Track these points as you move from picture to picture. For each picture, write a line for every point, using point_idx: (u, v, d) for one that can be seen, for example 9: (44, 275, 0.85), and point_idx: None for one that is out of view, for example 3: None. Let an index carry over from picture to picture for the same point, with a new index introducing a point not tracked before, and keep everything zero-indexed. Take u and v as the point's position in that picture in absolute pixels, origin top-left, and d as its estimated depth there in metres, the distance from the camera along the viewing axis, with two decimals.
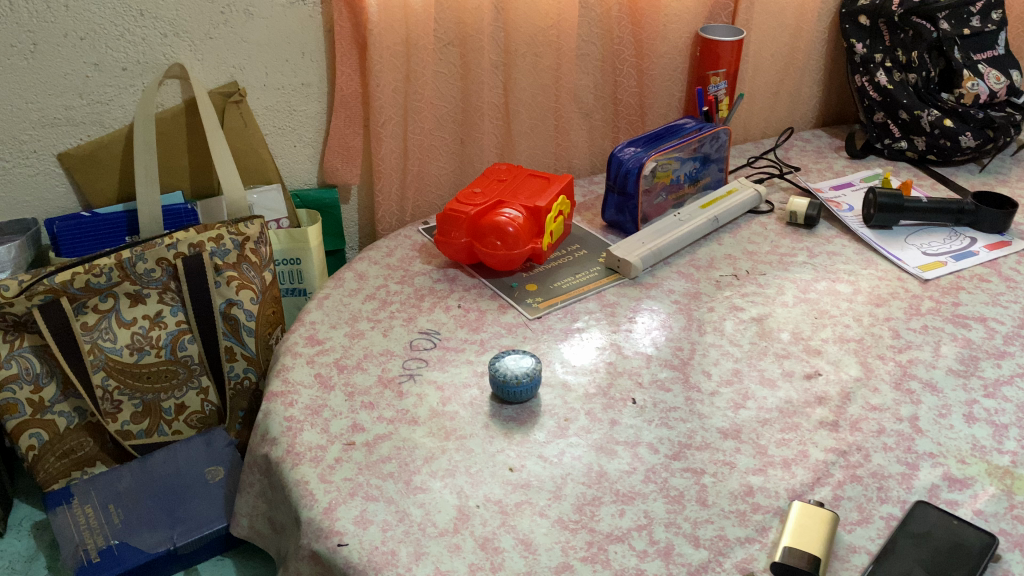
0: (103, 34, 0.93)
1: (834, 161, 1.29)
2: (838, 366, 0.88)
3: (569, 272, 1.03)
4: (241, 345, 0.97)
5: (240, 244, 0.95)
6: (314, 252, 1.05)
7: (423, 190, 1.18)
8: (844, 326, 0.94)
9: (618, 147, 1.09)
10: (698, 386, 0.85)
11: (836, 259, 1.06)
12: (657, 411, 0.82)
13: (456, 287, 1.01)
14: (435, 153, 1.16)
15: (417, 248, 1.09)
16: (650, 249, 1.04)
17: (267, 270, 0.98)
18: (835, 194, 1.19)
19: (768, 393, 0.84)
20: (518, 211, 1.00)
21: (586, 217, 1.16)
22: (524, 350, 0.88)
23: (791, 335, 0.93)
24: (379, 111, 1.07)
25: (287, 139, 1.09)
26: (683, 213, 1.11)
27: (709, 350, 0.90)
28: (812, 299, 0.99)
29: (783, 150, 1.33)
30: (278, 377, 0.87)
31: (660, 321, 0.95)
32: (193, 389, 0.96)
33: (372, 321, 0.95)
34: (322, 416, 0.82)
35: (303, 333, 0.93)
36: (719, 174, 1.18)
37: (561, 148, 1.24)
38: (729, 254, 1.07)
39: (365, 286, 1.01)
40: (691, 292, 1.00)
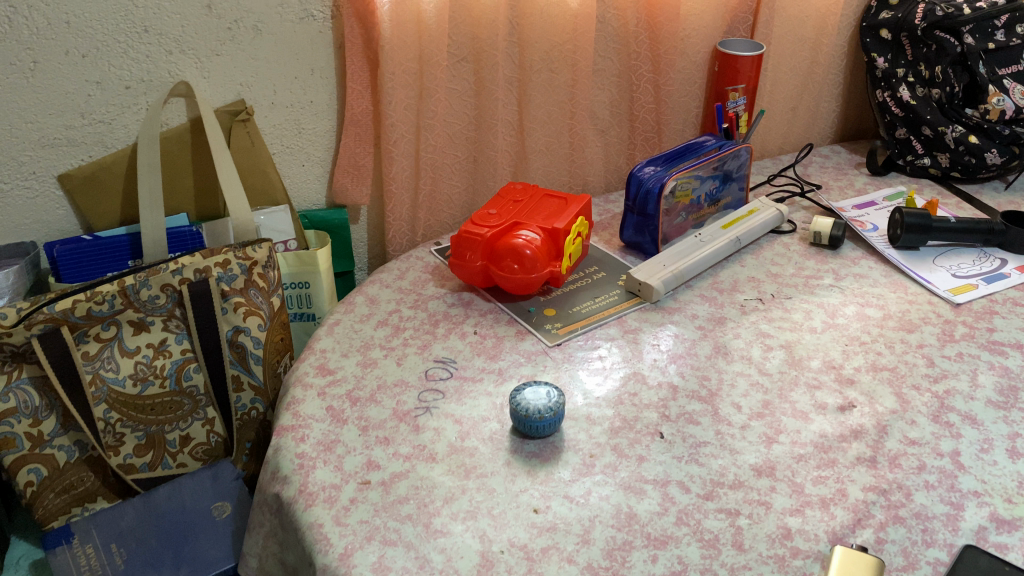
0: (107, 51, 0.90)
1: (855, 178, 1.26)
2: (873, 397, 0.84)
3: (589, 296, 1.00)
4: (248, 374, 0.94)
5: (247, 269, 0.92)
6: (324, 275, 1.01)
7: (435, 210, 1.14)
8: (876, 354, 0.90)
9: (637, 166, 1.06)
10: (728, 419, 0.82)
11: (863, 282, 1.02)
12: (687, 446, 0.78)
13: (471, 312, 0.97)
14: (448, 172, 1.12)
15: (430, 271, 1.05)
16: (672, 271, 1.00)
17: (275, 296, 0.95)
18: (858, 213, 1.15)
19: (802, 427, 0.81)
20: (536, 233, 0.97)
21: (603, 237, 1.12)
22: (545, 380, 0.85)
23: (822, 363, 0.89)
24: (390, 129, 1.03)
25: (295, 158, 1.05)
26: (704, 234, 1.07)
27: (737, 380, 0.87)
28: (841, 324, 0.95)
29: (802, 166, 1.29)
30: (288, 410, 0.83)
31: (685, 348, 0.91)
32: (198, 420, 0.92)
33: (385, 348, 0.91)
34: (335, 452, 0.78)
35: (313, 363, 0.89)
36: (739, 193, 1.15)
37: (576, 166, 1.20)
38: (753, 276, 1.04)
39: (377, 311, 0.98)
40: (716, 317, 0.96)
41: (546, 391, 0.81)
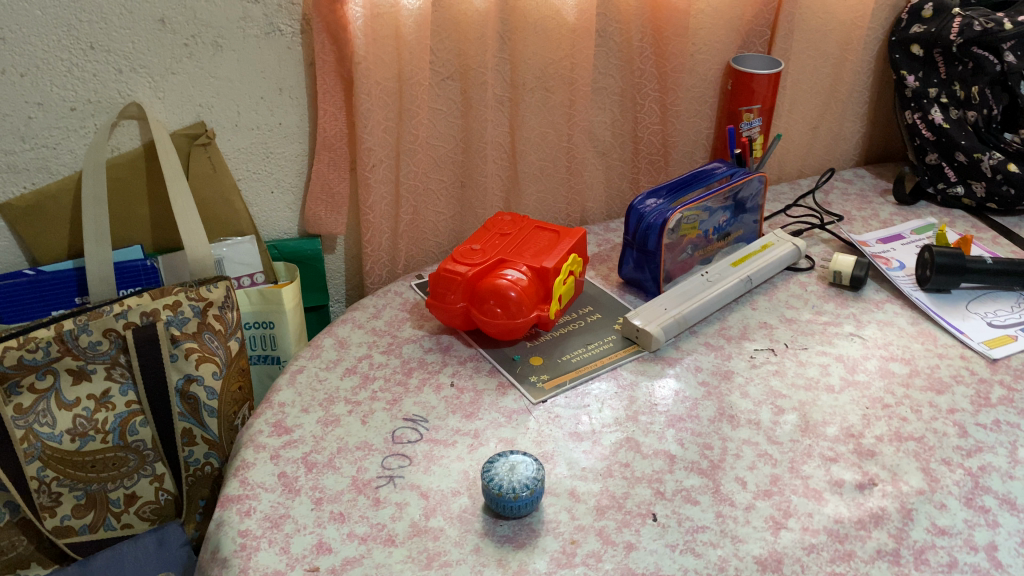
0: (48, 70, 0.81)
1: (880, 208, 1.15)
2: (897, 474, 0.74)
3: (581, 342, 0.90)
4: (201, 427, 0.86)
5: (201, 311, 0.84)
6: (290, 314, 0.92)
7: (418, 239, 1.05)
8: (901, 420, 0.80)
9: (638, 197, 0.96)
10: (731, 498, 0.72)
11: (887, 331, 0.92)
12: (681, 532, 0.69)
13: (450, 360, 0.88)
14: (433, 200, 1.03)
15: (408, 309, 0.96)
16: (674, 316, 0.90)
17: (233, 340, 0.87)
18: (883, 248, 1.05)
19: (815, 509, 0.71)
20: (523, 272, 0.87)
21: (600, 272, 1.02)
22: (525, 450, 0.75)
23: (840, 430, 0.79)
24: (367, 155, 0.94)
25: (263, 184, 0.96)
26: (711, 272, 0.97)
27: (742, 449, 0.77)
28: (862, 382, 0.85)
29: (822, 193, 1.19)
30: (235, 477, 0.75)
31: (685, 408, 0.82)
32: (146, 477, 0.84)
33: (351, 403, 0.82)
34: (283, 531, 0.69)
35: (269, 419, 0.80)
36: (753, 224, 1.04)
37: (574, 191, 1.10)
38: (764, 322, 0.94)
39: (346, 358, 0.88)
40: (721, 370, 0.86)
41: (531, 462, 0.72)
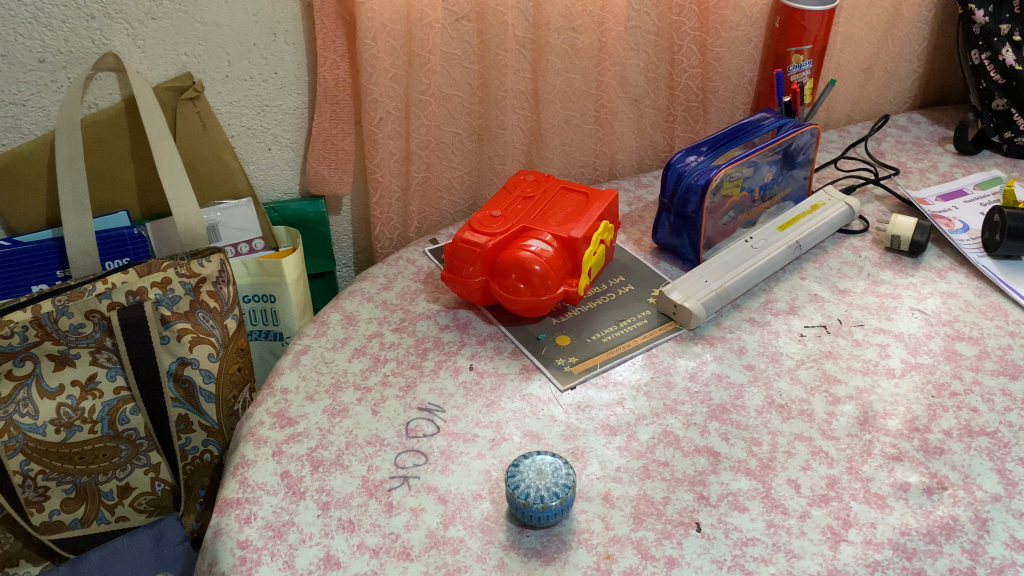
0: (10, 17, 0.71)
1: (939, 158, 1.05)
2: (969, 476, 0.66)
3: (612, 318, 0.81)
4: (199, 413, 0.78)
5: (193, 288, 0.76)
6: (292, 288, 0.84)
7: (431, 198, 0.96)
8: (971, 411, 0.72)
9: (676, 153, 0.86)
10: (783, 505, 0.65)
11: (952, 304, 0.83)
12: (729, 545, 0.62)
13: (468, 339, 0.80)
14: (447, 154, 0.93)
15: (422, 278, 0.88)
16: (716, 290, 0.81)
17: (230, 318, 0.79)
18: (943, 207, 0.95)
19: (878, 519, 0.63)
20: (549, 241, 0.78)
21: (632, 235, 0.93)
22: (554, 453, 0.68)
23: (903, 423, 0.71)
24: (373, 107, 0.84)
25: (258, 141, 0.87)
26: (756, 238, 0.88)
27: (794, 446, 0.69)
28: (925, 366, 0.76)
29: (875, 143, 1.08)
30: (234, 477, 0.68)
31: (729, 397, 0.74)
32: (140, 467, 0.77)
33: (360, 390, 0.75)
34: (286, 542, 0.62)
35: (271, 409, 0.73)
36: (802, 180, 0.94)
37: (603, 143, 1.00)
38: (815, 294, 0.85)
39: (354, 336, 0.80)
40: (769, 352, 0.78)
41: (559, 464, 0.65)
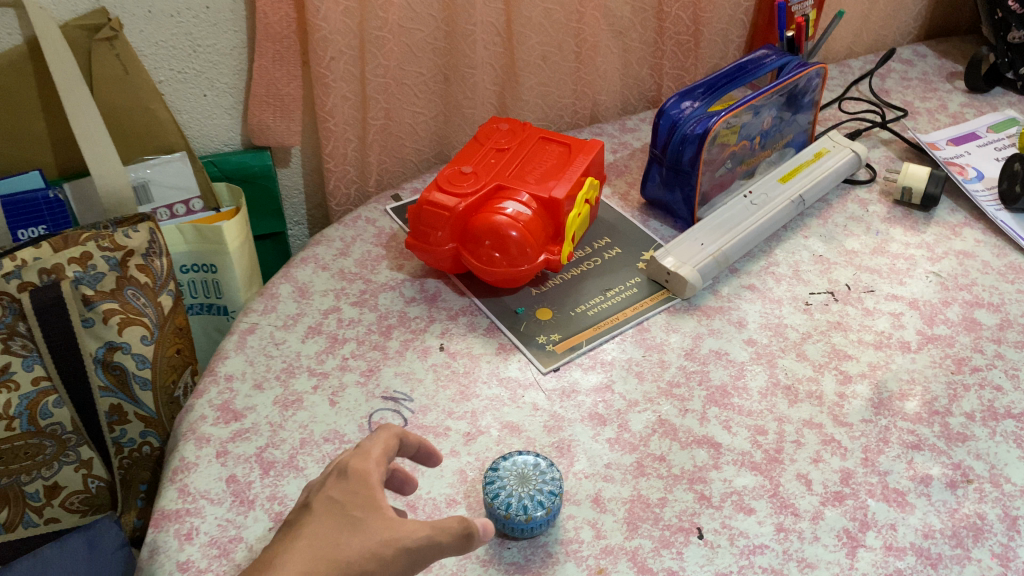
0: None
1: (948, 97, 0.96)
2: (995, 467, 0.60)
3: (597, 288, 0.73)
4: (134, 403, 0.69)
5: (119, 263, 0.66)
6: (236, 256, 0.74)
7: (392, 146, 0.86)
8: (995, 390, 0.65)
9: (669, 99, 0.76)
10: (794, 506, 0.58)
11: (969, 265, 0.76)
12: (734, 554, 0.55)
13: (437, 314, 0.71)
14: (410, 97, 0.83)
15: (384, 241, 0.78)
16: (713, 254, 0.73)
17: (165, 295, 0.70)
18: (955, 152, 0.87)
19: (897, 520, 0.57)
20: (527, 202, 0.69)
21: (617, 189, 0.84)
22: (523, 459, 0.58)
23: (922, 405, 0.64)
24: (323, 46, 0.73)
25: (191, 87, 0.76)
26: (756, 192, 0.79)
27: (803, 434, 0.62)
28: (943, 338, 0.69)
29: (878, 79, 0.99)
30: (172, 484, 0.59)
31: (729, 378, 0.66)
32: (69, 464, 0.67)
33: (316, 376, 0.66)
34: (233, 563, 0.55)
35: (214, 401, 0.65)
36: (805, 125, 0.85)
37: (583, 84, 0.90)
38: (819, 256, 0.77)
39: (307, 313, 0.71)
40: (772, 324, 0.71)
41: (544, 465, 0.58)
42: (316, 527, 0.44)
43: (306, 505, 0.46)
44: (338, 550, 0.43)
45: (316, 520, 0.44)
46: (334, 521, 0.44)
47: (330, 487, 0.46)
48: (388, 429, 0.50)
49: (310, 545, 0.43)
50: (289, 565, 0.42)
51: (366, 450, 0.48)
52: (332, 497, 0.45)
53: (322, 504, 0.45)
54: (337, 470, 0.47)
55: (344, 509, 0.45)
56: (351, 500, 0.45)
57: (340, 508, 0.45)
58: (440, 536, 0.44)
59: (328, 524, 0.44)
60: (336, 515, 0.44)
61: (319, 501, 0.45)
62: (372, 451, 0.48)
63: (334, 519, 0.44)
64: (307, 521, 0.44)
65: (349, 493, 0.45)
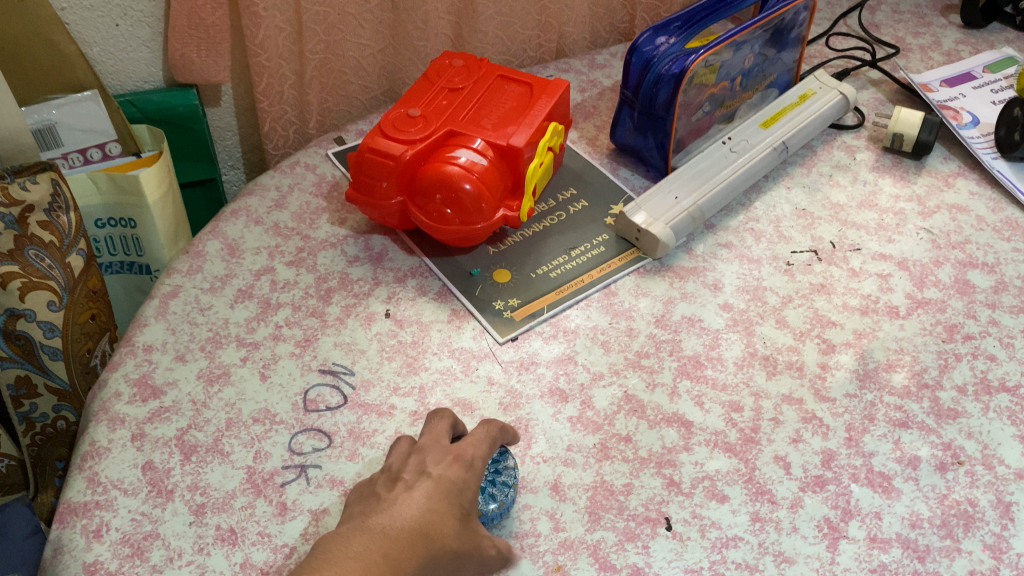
0: None
1: (942, 33, 0.89)
2: (988, 448, 0.55)
3: (560, 246, 0.67)
4: (45, 374, 0.62)
5: (17, 220, 0.58)
6: (157, 208, 0.67)
7: (335, 84, 0.77)
8: (988, 361, 0.60)
9: (642, 33, 0.69)
10: (771, 493, 0.53)
11: (962, 220, 0.70)
12: (706, 548, 0.50)
13: (383, 276, 0.64)
14: (354, 28, 0.73)
15: (326, 191, 0.71)
16: (689, 209, 0.66)
17: (74, 255, 0.62)
18: (950, 94, 0.80)
19: (883, 507, 0.52)
20: (482, 150, 0.61)
21: (583, 132, 0.77)
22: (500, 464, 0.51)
23: (910, 378, 0.59)
24: None
25: (100, 15, 0.67)
26: (735, 138, 0.72)
27: (782, 411, 0.57)
28: (933, 302, 0.64)
29: (868, 11, 0.91)
30: (81, 473, 0.53)
31: (702, 348, 0.60)
32: None
33: (245, 347, 0.59)
34: (147, 564, 0.48)
35: (129, 375, 0.58)
36: (790, 62, 0.77)
37: (548, 13, 0.81)
38: (801, 210, 0.71)
39: (237, 274, 0.64)
40: (750, 287, 0.65)
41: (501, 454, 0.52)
42: (434, 502, 0.45)
43: (419, 471, 0.47)
44: (452, 533, 0.44)
45: (438, 494, 0.45)
46: (453, 504, 0.45)
47: (449, 467, 0.47)
48: (501, 427, 0.51)
49: (427, 518, 0.44)
50: (413, 529, 0.43)
51: (478, 443, 0.49)
52: (453, 477, 0.46)
53: (441, 478, 0.46)
54: (457, 453, 0.48)
55: (458, 495, 0.46)
56: (466, 489, 0.46)
57: (458, 491, 0.46)
58: (503, 562, 0.47)
59: (445, 502, 0.45)
60: (454, 499, 0.45)
61: (440, 475, 0.46)
62: (483, 447, 0.49)
63: (451, 501, 0.45)
64: (429, 490, 0.45)
65: (465, 481, 0.47)
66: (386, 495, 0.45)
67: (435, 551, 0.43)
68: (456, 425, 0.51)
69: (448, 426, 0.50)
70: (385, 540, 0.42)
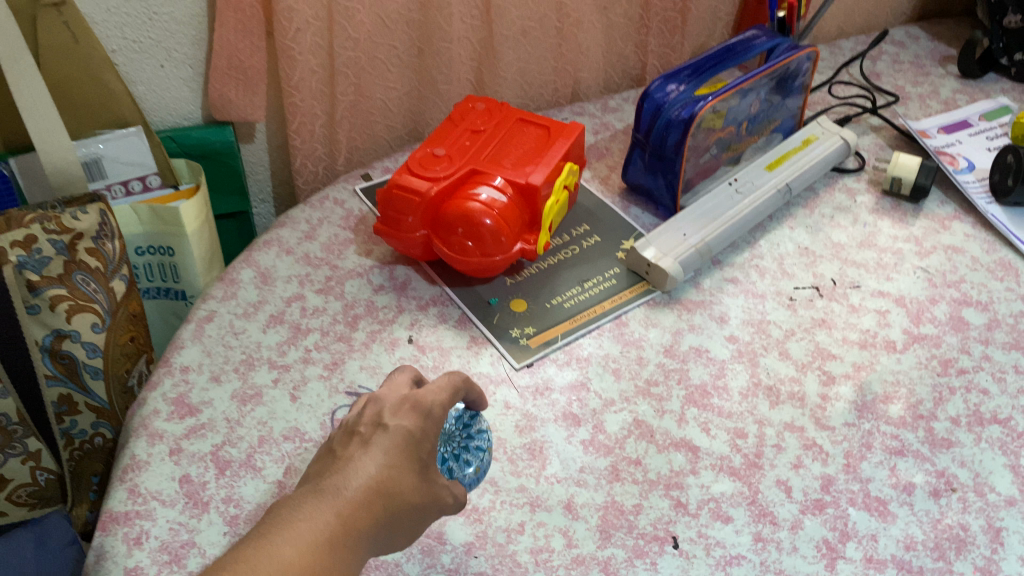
0: None
1: (940, 82, 0.94)
2: (980, 476, 0.58)
3: (574, 278, 0.70)
4: (85, 393, 0.66)
5: (67, 246, 0.62)
6: (194, 238, 0.71)
7: (363, 123, 0.82)
8: (981, 394, 0.63)
9: (654, 81, 0.73)
10: (773, 514, 0.56)
11: (958, 261, 0.73)
12: (710, 565, 0.53)
13: (406, 304, 0.68)
14: (382, 71, 0.78)
15: (353, 224, 0.75)
16: (696, 246, 0.70)
17: (116, 280, 0.66)
18: (946, 141, 0.84)
19: (879, 530, 0.55)
20: (502, 188, 0.65)
21: (597, 172, 0.81)
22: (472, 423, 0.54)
23: (906, 409, 0.62)
24: (287, 17, 0.68)
25: (146, 56, 0.72)
26: (740, 180, 0.76)
27: (784, 438, 0.60)
28: (929, 337, 0.67)
29: (870, 61, 0.96)
30: (122, 484, 0.56)
31: (709, 377, 0.64)
32: (15, 457, 0.62)
33: (277, 369, 0.63)
34: (184, 570, 0.51)
35: (167, 394, 0.61)
36: (794, 109, 0.82)
37: (565, 60, 0.85)
38: (805, 248, 0.74)
39: (269, 300, 0.68)
40: (755, 320, 0.68)
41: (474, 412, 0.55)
42: (390, 458, 0.45)
43: (376, 424, 0.47)
44: (412, 488, 0.45)
45: (396, 447, 0.46)
46: (411, 457, 0.46)
47: (407, 416, 0.47)
48: (464, 376, 0.51)
49: (386, 475, 0.44)
50: (371, 487, 0.44)
51: (438, 390, 0.49)
52: (410, 428, 0.47)
53: (398, 430, 0.46)
54: (414, 400, 0.48)
55: (416, 448, 0.46)
56: (424, 441, 0.47)
57: (417, 443, 0.46)
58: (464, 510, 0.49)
59: (403, 455, 0.46)
60: (413, 451, 0.46)
61: (396, 427, 0.46)
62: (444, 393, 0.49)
63: (410, 454, 0.46)
64: (386, 445, 0.46)
65: (424, 431, 0.47)
66: (346, 451, 0.46)
67: (394, 507, 0.44)
68: (418, 380, 0.53)
69: (409, 379, 0.52)
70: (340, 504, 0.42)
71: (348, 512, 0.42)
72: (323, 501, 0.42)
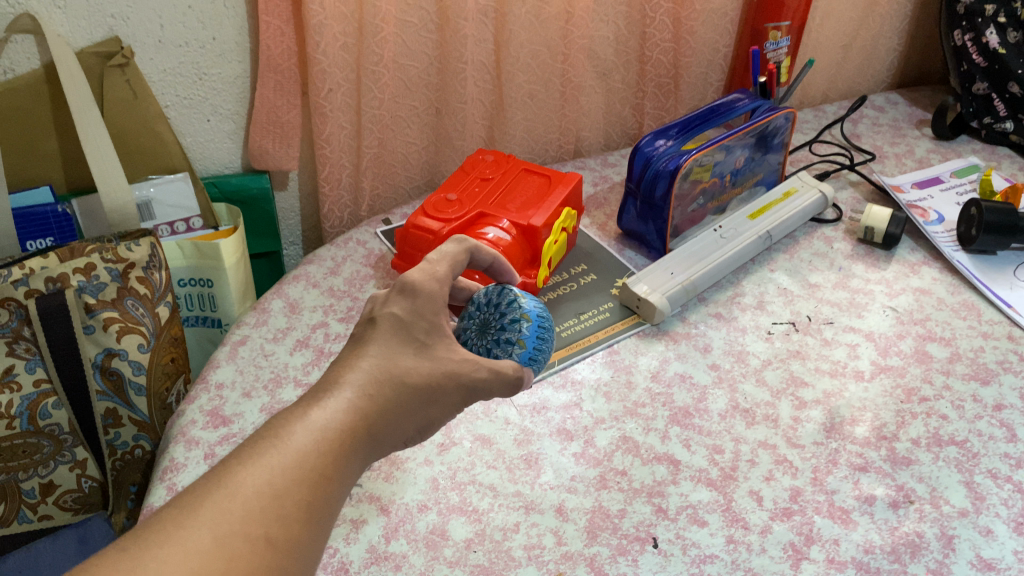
0: None
1: (916, 143, 1.02)
2: (937, 490, 0.64)
3: (571, 311, 0.78)
4: (128, 407, 0.74)
5: (120, 274, 0.70)
6: (231, 271, 0.79)
7: (385, 173, 0.90)
8: (941, 419, 0.69)
9: (645, 137, 0.81)
10: (744, 520, 0.61)
11: (925, 302, 0.80)
12: (686, 562, 0.58)
13: None
14: (403, 128, 0.87)
15: (373, 262, 0.83)
16: (682, 282, 0.77)
17: (162, 306, 0.74)
18: (919, 195, 0.92)
19: (841, 535, 0.60)
20: (507, 229, 0.73)
21: (596, 219, 0.89)
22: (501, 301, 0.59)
23: (871, 430, 0.68)
24: (321, 78, 0.77)
25: (195, 111, 0.81)
26: (725, 227, 0.83)
27: (757, 454, 0.66)
28: (895, 368, 0.73)
29: (850, 124, 1.04)
30: (162, 482, 0.63)
31: (692, 400, 0.70)
32: (65, 463, 0.71)
33: (301, 386, 0.70)
34: None
35: (204, 406, 0.68)
36: (775, 164, 0.90)
37: (568, 121, 0.94)
38: (784, 289, 0.81)
39: (296, 327, 0.76)
40: (735, 351, 0.75)
41: (477, 297, 0.60)
42: (385, 349, 0.49)
43: (371, 320, 0.52)
44: (417, 371, 0.49)
45: (389, 336, 0.50)
46: (404, 340, 0.50)
47: (395, 304, 0.51)
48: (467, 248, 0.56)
49: (382, 362, 0.49)
50: (370, 375, 0.48)
51: (431, 268, 0.53)
52: (399, 314, 0.51)
53: (388, 319, 0.51)
54: (399, 287, 0.52)
55: (410, 331, 0.51)
56: (417, 323, 0.51)
57: (410, 326, 0.51)
58: (495, 382, 0.53)
59: (396, 340, 0.50)
60: (406, 335, 0.50)
61: (385, 317, 0.51)
62: (435, 272, 0.53)
63: (405, 339, 0.50)
64: (379, 339, 0.50)
65: (412, 315, 0.51)
66: (344, 353, 0.50)
67: (396, 388, 0.48)
68: None
69: None
70: (348, 393, 0.47)
71: (356, 398, 0.47)
72: (328, 391, 0.47)
